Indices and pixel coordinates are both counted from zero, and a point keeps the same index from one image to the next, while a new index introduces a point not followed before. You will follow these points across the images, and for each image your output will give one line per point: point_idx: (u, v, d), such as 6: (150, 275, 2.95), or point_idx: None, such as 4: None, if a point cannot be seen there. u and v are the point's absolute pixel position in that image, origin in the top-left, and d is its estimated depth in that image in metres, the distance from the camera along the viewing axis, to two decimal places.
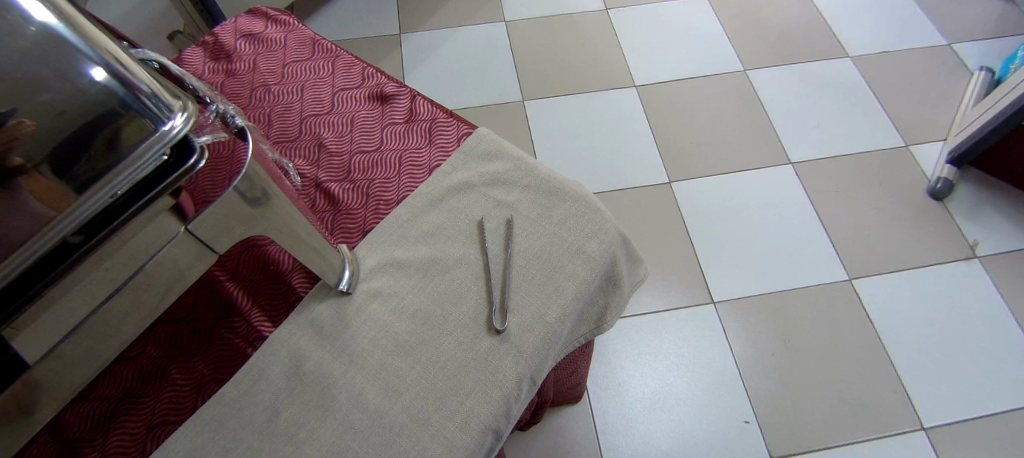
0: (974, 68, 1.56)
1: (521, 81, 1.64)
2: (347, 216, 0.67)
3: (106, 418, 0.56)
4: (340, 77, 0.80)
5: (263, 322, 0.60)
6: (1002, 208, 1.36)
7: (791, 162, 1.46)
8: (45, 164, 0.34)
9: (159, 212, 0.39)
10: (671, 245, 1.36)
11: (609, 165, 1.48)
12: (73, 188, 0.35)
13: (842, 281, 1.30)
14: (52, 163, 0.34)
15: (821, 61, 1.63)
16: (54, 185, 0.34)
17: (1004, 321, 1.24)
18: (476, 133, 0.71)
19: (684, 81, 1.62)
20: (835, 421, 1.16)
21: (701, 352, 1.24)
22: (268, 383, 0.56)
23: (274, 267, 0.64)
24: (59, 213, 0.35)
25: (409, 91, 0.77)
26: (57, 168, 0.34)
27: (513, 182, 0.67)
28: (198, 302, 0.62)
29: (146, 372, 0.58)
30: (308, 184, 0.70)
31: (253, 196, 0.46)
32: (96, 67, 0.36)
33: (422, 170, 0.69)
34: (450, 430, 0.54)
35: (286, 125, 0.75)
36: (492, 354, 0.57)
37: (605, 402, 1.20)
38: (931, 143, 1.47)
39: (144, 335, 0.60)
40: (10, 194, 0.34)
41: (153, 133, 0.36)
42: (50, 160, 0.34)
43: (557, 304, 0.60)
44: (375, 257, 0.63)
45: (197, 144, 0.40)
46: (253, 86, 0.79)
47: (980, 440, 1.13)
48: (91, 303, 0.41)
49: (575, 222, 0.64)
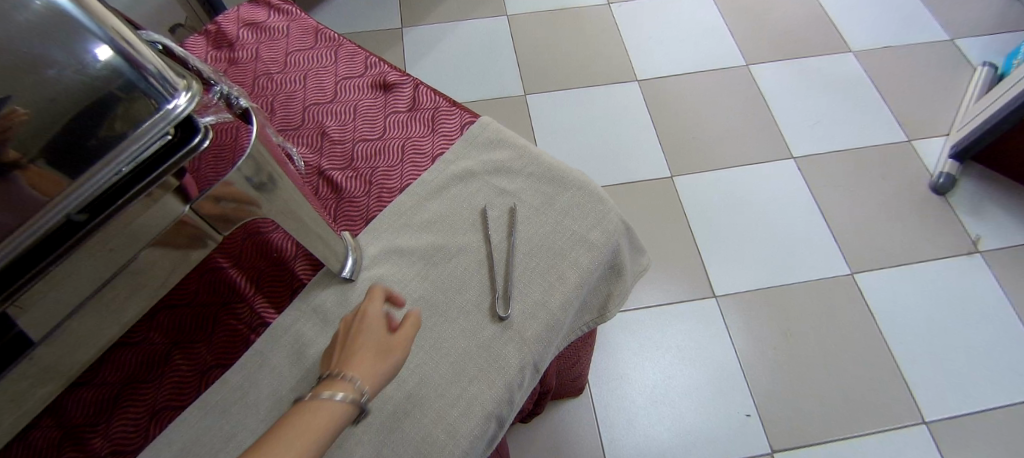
0: (976, 64, 1.56)
1: (523, 75, 1.63)
2: (350, 203, 0.66)
3: (109, 403, 0.56)
4: (342, 66, 0.79)
5: (265, 308, 0.60)
6: (1005, 204, 1.36)
7: (793, 156, 1.46)
8: (41, 157, 0.34)
9: (162, 192, 0.39)
10: (672, 238, 1.36)
11: (610, 159, 1.48)
12: (66, 173, 0.35)
13: (844, 276, 1.30)
14: (51, 154, 0.34)
15: (823, 56, 1.63)
16: (50, 174, 0.34)
17: (1006, 317, 1.24)
18: (480, 121, 0.71)
19: (687, 76, 1.61)
20: (835, 415, 1.16)
21: (703, 345, 1.24)
22: (271, 369, 0.56)
23: (275, 254, 0.64)
24: (53, 198, 0.34)
25: (411, 79, 0.76)
26: (55, 154, 0.35)
27: (516, 171, 0.67)
28: (199, 287, 0.62)
29: (147, 358, 0.58)
30: (311, 171, 0.69)
31: (258, 180, 0.46)
32: (102, 45, 0.36)
33: (425, 158, 0.69)
34: (454, 417, 0.54)
35: (288, 113, 0.74)
36: (494, 341, 0.57)
37: (606, 396, 1.20)
38: (933, 138, 1.47)
39: (145, 320, 0.60)
40: (7, 185, 0.34)
41: (157, 112, 0.36)
42: (47, 147, 0.34)
43: (560, 291, 0.60)
44: (378, 245, 0.63)
45: (200, 125, 0.40)
46: (255, 74, 0.78)
47: (981, 434, 1.13)
48: (97, 280, 0.41)
49: (579, 211, 0.64)
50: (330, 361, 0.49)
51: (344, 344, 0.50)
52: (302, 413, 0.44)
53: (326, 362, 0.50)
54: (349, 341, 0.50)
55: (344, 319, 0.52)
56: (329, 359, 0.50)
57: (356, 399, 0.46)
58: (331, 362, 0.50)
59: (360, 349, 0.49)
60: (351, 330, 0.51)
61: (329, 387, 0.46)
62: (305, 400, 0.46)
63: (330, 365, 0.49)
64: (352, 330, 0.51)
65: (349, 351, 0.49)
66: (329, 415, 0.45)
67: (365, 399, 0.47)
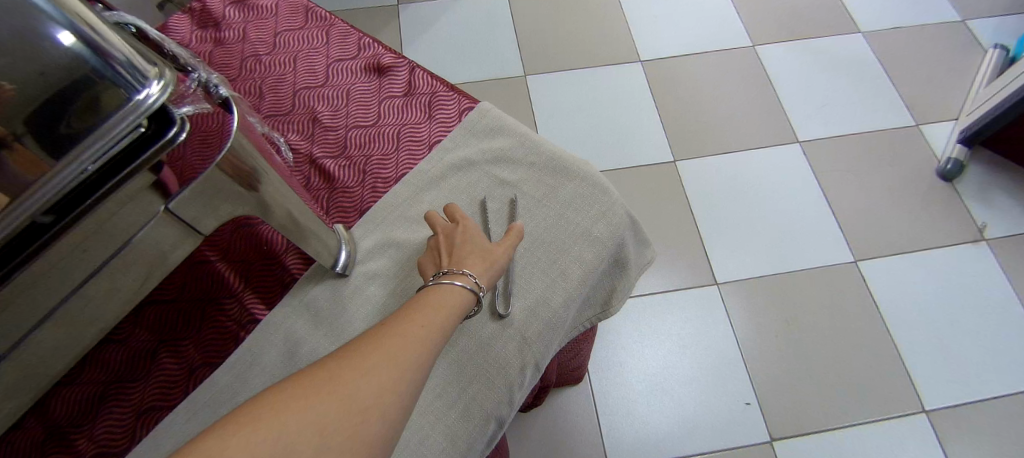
0: (987, 46, 1.52)
1: (523, 55, 1.59)
2: (343, 194, 0.63)
3: (94, 403, 0.54)
4: (335, 47, 0.75)
5: (255, 304, 0.58)
6: (1012, 190, 1.33)
7: (798, 141, 1.43)
8: (27, 135, 0.32)
9: (137, 189, 0.37)
10: (673, 223, 1.34)
11: (612, 143, 1.44)
12: (50, 154, 0.32)
13: (847, 263, 1.28)
14: (35, 133, 0.32)
15: (832, 36, 1.58)
16: (34, 154, 0.32)
17: (1010, 306, 1.22)
18: (479, 108, 0.68)
19: (691, 57, 1.57)
20: (835, 404, 1.15)
21: (704, 332, 1.22)
22: (262, 368, 0.54)
23: (266, 246, 0.61)
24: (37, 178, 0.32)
25: (407, 62, 0.72)
26: (41, 133, 0.32)
27: (517, 161, 0.64)
28: (186, 281, 0.59)
29: (133, 356, 0.56)
30: (302, 159, 0.66)
31: (241, 175, 0.42)
32: (63, 31, 0.33)
33: (421, 146, 0.66)
34: (452, 419, 0.53)
35: (278, 98, 0.71)
36: (494, 340, 0.55)
37: (606, 383, 1.19)
38: (942, 122, 1.43)
39: (131, 316, 0.58)
40: None
41: (125, 104, 0.33)
42: (31, 124, 0.32)
43: (563, 288, 0.57)
44: (373, 238, 0.60)
45: (176, 116, 0.37)
46: (243, 56, 0.74)
47: (982, 423, 1.12)
48: (76, 279, 0.38)
49: (582, 202, 0.61)
50: (438, 261, 0.52)
51: (450, 246, 0.53)
52: (431, 297, 0.47)
53: (430, 264, 0.53)
54: (453, 245, 0.53)
55: (440, 229, 0.55)
56: (433, 260, 0.53)
57: (474, 291, 0.49)
58: (438, 262, 0.52)
59: (469, 250, 0.52)
60: (452, 237, 0.54)
61: (453, 276, 0.49)
62: (429, 290, 0.48)
63: (440, 263, 0.52)
64: (452, 237, 0.54)
65: (458, 252, 0.52)
66: (455, 300, 0.48)
67: (481, 292, 0.50)
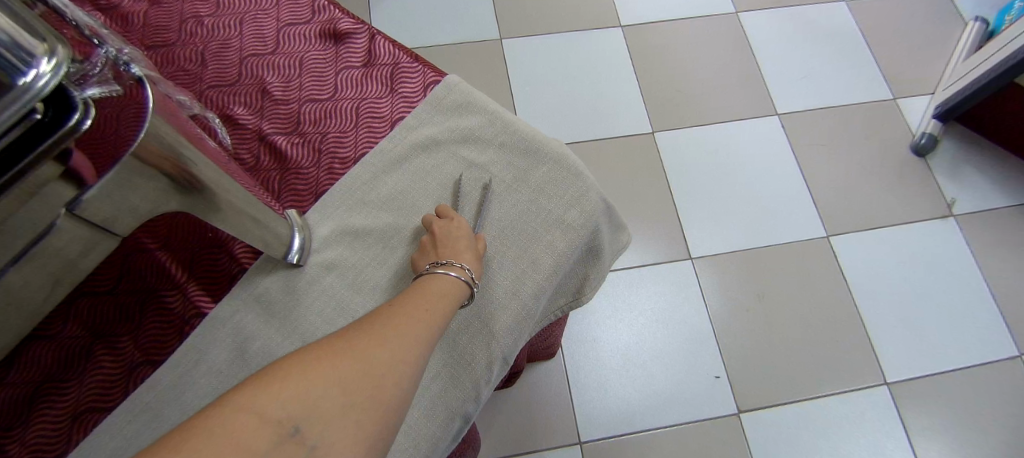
0: (968, 18, 1.50)
1: (499, 17, 1.51)
2: (296, 176, 0.58)
3: (22, 405, 0.49)
4: (286, 10, 0.68)
5: (200, 296, 0.53)
6: (983, 165, 1.33)
7: (777, 113, 1.40)
8: None
9: (41, 183, 0.32)
10: (649, 197, 1.31)
11: (589, 112, 1.40)
12: None
13: (821, 238, 1.27)
14: None
15: (815, 5, 1.54)
16: None
17: (974, 281, 1.24)
18: (445, 81, 0.62)
19: (672, 23, 1.51)
20: (802, 377, 1.16)
21: (677, 307, 1.21)
22: (208, 367, 0.50)
23: (211, 232, 0.56)
24: None
25: (367, 28, 0.66)
26: None
27: (487, 140, 0.59)
28: (124, 272, 0.54)
29: (65, 354, 0.51)
30: (250, 136, 0.61)
31: (164, 166, 0.37)
32: None
33: (382, 123, 0.60)
34: (413, 418, 0.50)
35: (222, 66, 0.64)
36: (459, 335, 0.52)
37: (578, 358, 1.17)
38: (919, 96, 1.42)
39: (62, 310, 0.52)
40: None
41: (9, 89, 0.28)
42: None
43: (533, 278, 0.54)
44: (330, 225, 0.55)
45: (77, 100, 0.32)
46: (182, 17, 0.67)
47: (940, 395, 1.15)
48: None
49: (555, 187, 0.57)
50: (434, 254, 0.52)
51: (446, 240, 0.52)
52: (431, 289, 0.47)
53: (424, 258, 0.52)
54: (448, 239, 0.52)
55: (433, 223, 0.54)
56: (426, 253, 0.52)
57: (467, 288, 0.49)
58: (431, 254, 0.52)
59: (464, 247, 0.51)
60: (447, 229, 0.53)
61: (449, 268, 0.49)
62: (427, 282, 0.48)
63: (435, 255, 0.51)
64: (446, 229, 0.53)
65: (456, 246, 0.51)
66: (450, 291, 0.48)
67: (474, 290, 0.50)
